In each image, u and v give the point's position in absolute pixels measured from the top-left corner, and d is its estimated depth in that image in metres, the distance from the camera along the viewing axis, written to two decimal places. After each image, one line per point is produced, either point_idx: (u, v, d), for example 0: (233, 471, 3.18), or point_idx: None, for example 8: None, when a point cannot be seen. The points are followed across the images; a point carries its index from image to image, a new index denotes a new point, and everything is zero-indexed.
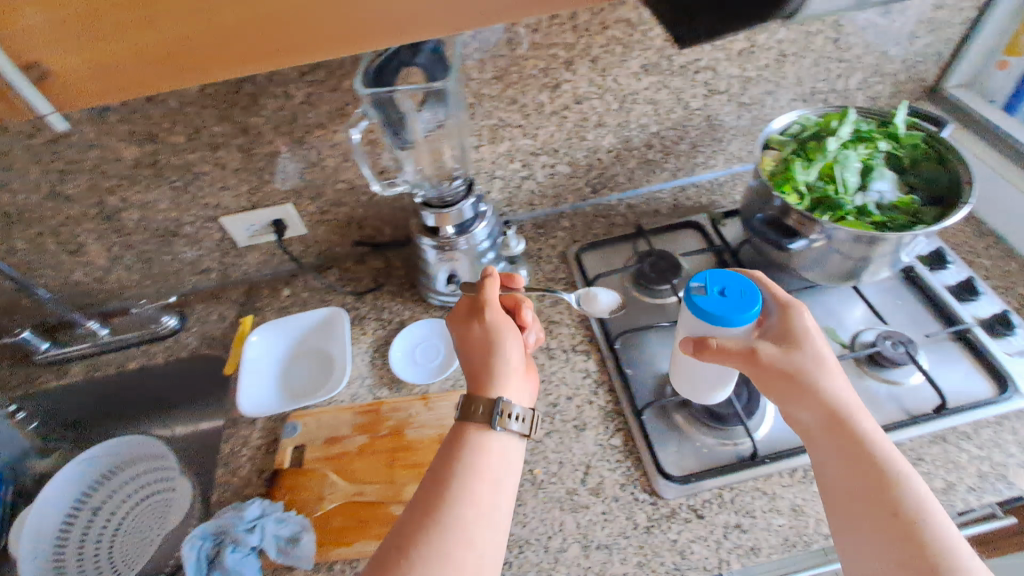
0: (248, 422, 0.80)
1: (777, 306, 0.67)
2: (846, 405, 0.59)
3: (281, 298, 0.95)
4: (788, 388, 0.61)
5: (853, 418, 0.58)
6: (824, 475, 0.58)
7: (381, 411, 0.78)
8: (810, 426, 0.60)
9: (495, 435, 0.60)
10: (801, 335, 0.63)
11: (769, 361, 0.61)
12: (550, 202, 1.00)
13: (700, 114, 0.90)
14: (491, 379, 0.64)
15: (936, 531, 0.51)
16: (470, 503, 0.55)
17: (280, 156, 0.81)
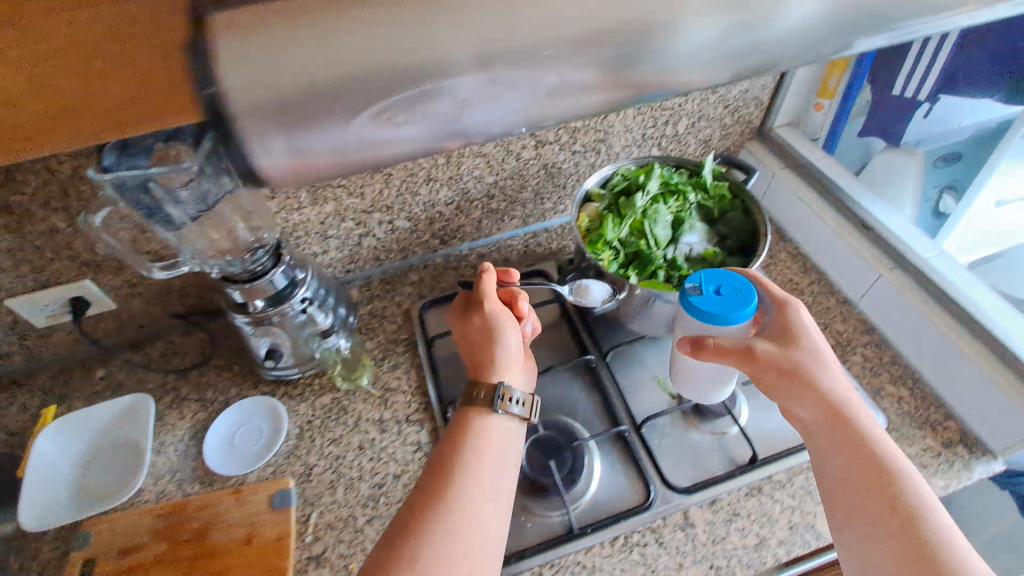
0: (34, 537, 0.70)
1: (773, 306, 0.70)
2: (843, 401, 0.62)
3: (93, 381, 0.86)
4: (784, 388, 0.64)
5: (849, 413, 0.62)
6: (828, 471, 0.61)
7: (187, 510, 0.70)
8: (811, 421, 0.63)
9: (501, 417, 0.64)
10: (792, 335, 0.66)
11: (767, 359, 0.64)
12: (397, 256, 0.95)
13: (536, 163, 0.89)
14: (503, 364, 0.69)
15: (932, 521, 0.54)
16: (470, 493, 0.56)
17: (61, 232, 0.72)
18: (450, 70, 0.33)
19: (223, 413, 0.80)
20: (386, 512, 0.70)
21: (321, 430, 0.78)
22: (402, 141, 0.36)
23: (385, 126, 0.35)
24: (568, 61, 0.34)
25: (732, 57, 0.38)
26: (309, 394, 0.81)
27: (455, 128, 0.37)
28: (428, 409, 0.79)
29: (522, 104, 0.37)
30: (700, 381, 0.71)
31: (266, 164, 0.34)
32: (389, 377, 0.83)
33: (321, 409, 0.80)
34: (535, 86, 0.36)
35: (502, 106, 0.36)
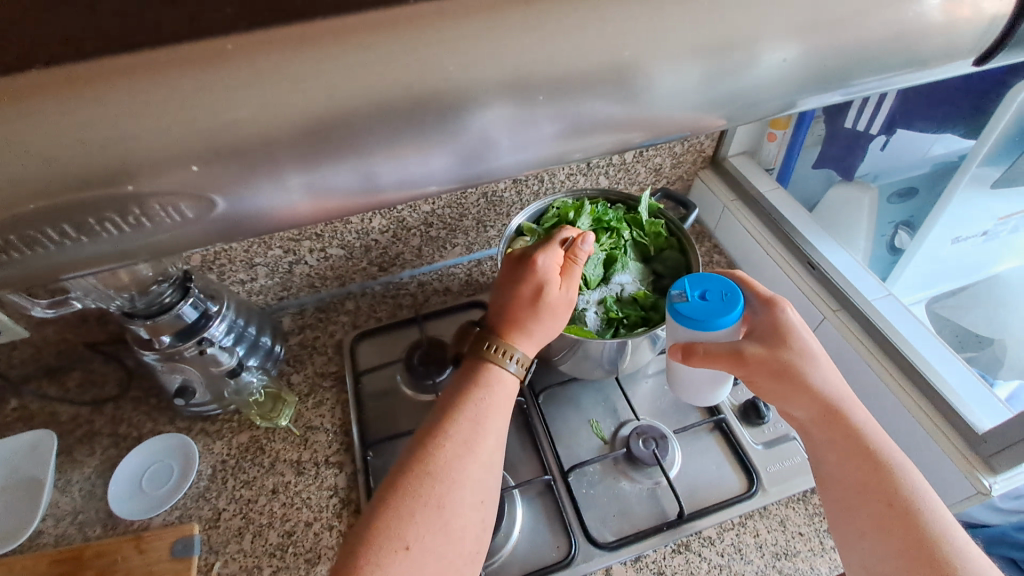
0: None
1: (761, 300, 0.64)
2: (838, 398, 0.58)
3: (5, 412, 0.82)
4: (778, 387, 0.60)
5: (844, 411, 0.57)
6: (826, 470, 0.58)
7: (81, 558, 0.65)
8: (806, 420, 0.59)
9: (508, 386, 0.58)
10: (786, 330, 0.61)
11: (760, 359, 0.59)
12: (333, 284, 0.91)
13: (475, 192, 0.86)
14: (538, 327, 0.61)
15: (930, 517, 0.51)
16: (470, 464, 0.52)
17: None
18: (477, 104, 0.27)
19: (131, 451, 0.75)
20: (292, 564, 0.65)
21: (234, 471, 0.73)
22: (422, 179, 0.31)
23: (406, 166, 0.29)
24: (588, 100, 0.29)
25: (718, 106, 0.32)
26: (226, 431, 0.77)
27: (484, 169, 0.31)
28: (348, 451, 0.74)
29: (550, 138, 0.31)
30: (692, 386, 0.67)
31: (274, 204, 0.29)
32: (312, 414, 0.78)
33: (236, 448, 0.75)
34: (565, 122, 0.30)
35: (527, 139, 0.30)
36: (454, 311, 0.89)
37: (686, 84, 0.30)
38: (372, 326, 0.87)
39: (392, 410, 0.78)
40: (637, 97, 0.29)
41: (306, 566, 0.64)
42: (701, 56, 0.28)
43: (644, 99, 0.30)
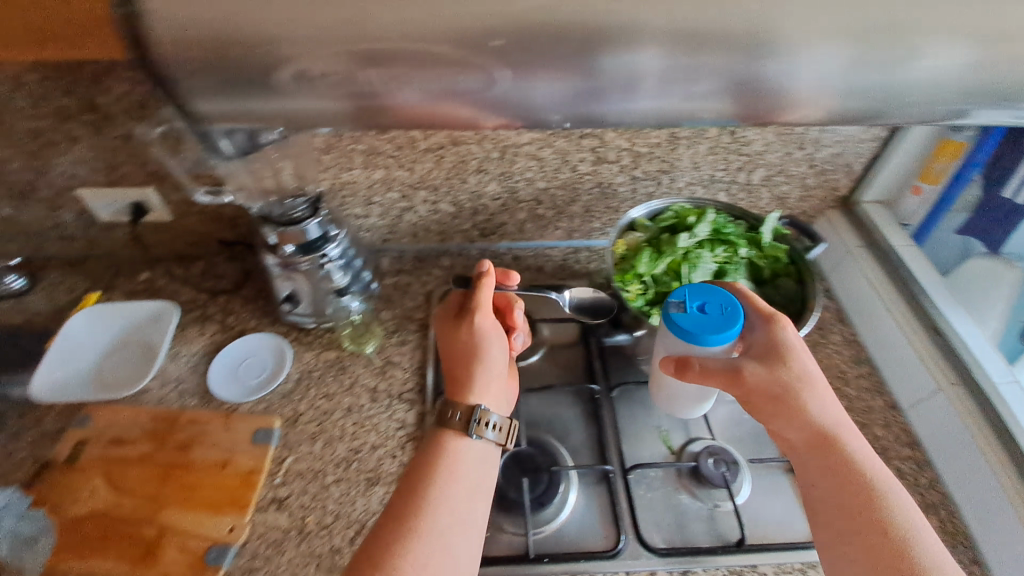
0: (47, 404, 0.75)
1: (759, 319, 0.64)
2: (829, 424, 0.58)
3: (136, 281, 0.92)
4: (772, 412, 0.59)
5: (834, 435, 0.57)
6: (814, 494, 0.56)
7: (177, 421, 0.73)
8: (796, 444, 0.59)
9: (468, 445, 0.60)
10: (782, 352, 0.61)
11: (752, 381, 0.59)
12: (435, 237, 0.95)
13: (591, 179, 0.86)
14: (479, 379, 0.64)
15: (918, 545, 0.50)
16: (449, 507, 0.55)
17: (136, 140, 0.77)
18: (637, 42, 0.37)
19: (233, 342, 0.82)
20: (354, 478, 0.69)
21: (317, 382, 0.78)
22: (545, 102, 0.40)
23: (543, 83, 0.39)
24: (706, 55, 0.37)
25: (856, 93, 0.40)
26: (316, 345, 0.83)
27: (599, 108, 0.41)
28: (421, 392, 0.77)
29: (677, 96, 0.40)
30: (677, 398, 0.70)
31: (412, 98, 0.40)
32: (394, 350, 0.82)
33: (323, 362, 0.80)
34: (713, 80, 0.39)
35: (638, 98, 0.40)
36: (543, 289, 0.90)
37: (833, 64, 0.38)
38: (463, 285, 0.90)
39: None
40: (777, 56, 0.38)
41: (365, 483, 0.68)
42: (851, 42, 0.37)
43: (794, 60, 0.38)
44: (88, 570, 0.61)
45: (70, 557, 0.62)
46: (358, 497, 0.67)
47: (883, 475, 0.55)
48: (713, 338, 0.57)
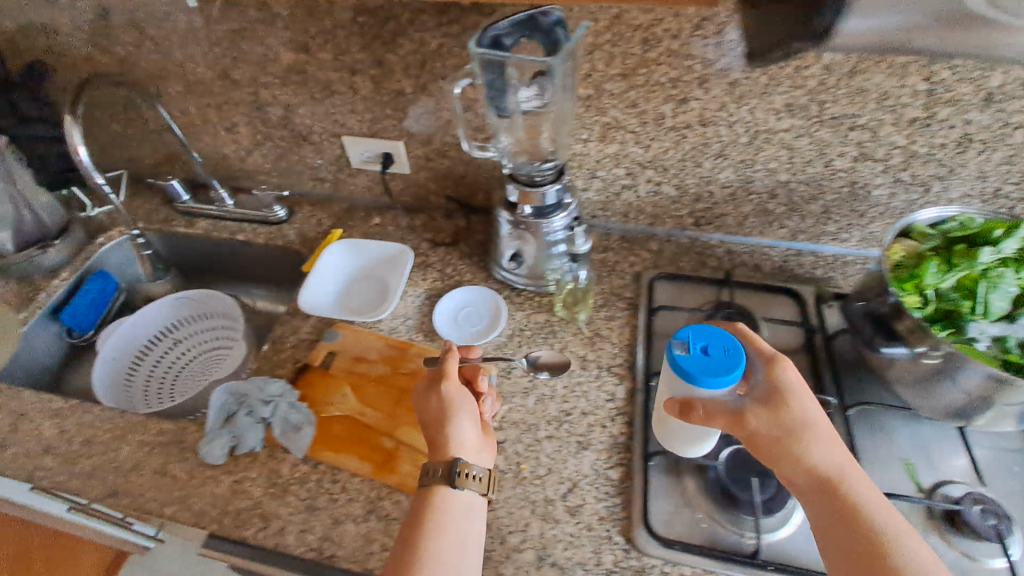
0: (303, 317, 0.87)
1: (760, 359, 0.63)
2: (838, 474, 0.55)
3: (370, 224, 1.02)
4: (789, 462, 0.57)
5: (836, 480, 0.55)
6: (828, 543, 0.53)
7: (409, 351, 0.80)
8: (804, 489, 0.56)
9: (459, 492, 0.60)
10: (783, 393, 0.60)
11: (766, 424, 0.58)
12: (646, 219, 0.93)
13: (844, 178, 0.79)
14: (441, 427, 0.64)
15: None
16: (433, 547, 0.56)
17: (405, 96, 0.84)
18: None
19: (457, 288, 0.88)
20: (565, 438, 0.71)
21: (528, 341, 0.82)
22: None
23: None
24: None
25: None
26: (528, 306, 0.86)
27: None
28: (629, 370, 0.77)
29: None
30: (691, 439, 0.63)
31: None
32: (602, 324, 0.83)
33: (534, 323, 0.84)
34: None
35: None
36: (760, 289, 0.84)
37: None
38: (672, 272, 0.88)
39: None
40: None
41: (576, 445, 0.70)
42: None
43: None
44: (341, 463, 0.70)
45: (327, 449, 0.71)
46: (570, 457, 0.69)
47: (836, 501, 0.54)
48: (711, 379, 0.57)
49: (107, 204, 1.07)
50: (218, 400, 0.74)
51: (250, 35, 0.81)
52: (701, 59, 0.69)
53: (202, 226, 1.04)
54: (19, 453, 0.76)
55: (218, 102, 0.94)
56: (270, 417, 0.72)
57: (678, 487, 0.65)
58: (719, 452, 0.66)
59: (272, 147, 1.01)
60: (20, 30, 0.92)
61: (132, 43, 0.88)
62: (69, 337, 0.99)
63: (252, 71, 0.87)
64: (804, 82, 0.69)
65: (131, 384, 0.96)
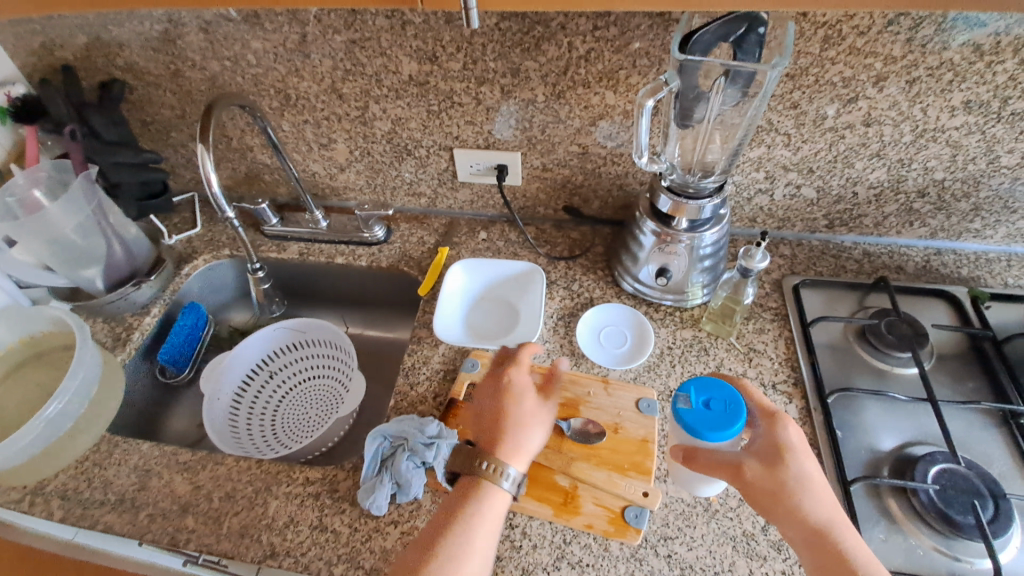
0: (431, 344, 0.81)
1: (759, 412, 0.61)
2: (823, 527, 0.55)
3: (477, 239, 0.96)
4: (791, 519, 0.56)
5: (826, 528, 0.55)
6: None
7: (558, 378, 0.75)
8: (796, 542, 0.56)
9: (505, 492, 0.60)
10: (788, 450, 0.58)
11: (758, 479, 0.57)
12: (774, 223, 0.89)
13: (1007, 174, 0.76)
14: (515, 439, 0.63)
15: None
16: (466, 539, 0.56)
17: (534, 105, 0.79)
18: None
19: (601, 308, 0.84)
20: None
21: (681, 360, 0.77)
22: None
23: None
24: None
25: None
26: (670, 322, 0.82)
27: None
28: (797, 385, 0.73)
29: None
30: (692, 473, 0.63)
31: None
32: (754, 338, 0.79)
33: (681, 341, 0.80)
34: None
35: None
36: (912, 292, 0.81)
37: None
38: (814, 278, 0.84)
39: (843, 365, 0.75)
40: None
41: None
42: None
43: None
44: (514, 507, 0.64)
45: None
46: None
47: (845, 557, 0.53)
48: (715, 434, 0.55)
49: (186, 232, 1.00)
50: (372, 444, 0.67)
51: (373, 46, 0.76)
52: (884, 56, 0.65)
53: (295, 250, 0.97)
54: (155, 513, 0.66)
55: (318, 118, 0.88)
56: (434, 460, 0.65)
57: (884, 512, 0.62)
58: (927, 472, 0.63)
59: (369, 163, 0.95)
60: (98, 46, 0.84)
61: (230, 58, 0.81)
62: (163, 377, 0.90)
63: (365, 84, 0.81)
64: (992, 78, 0.65)
65: (237, 425, 0.89)
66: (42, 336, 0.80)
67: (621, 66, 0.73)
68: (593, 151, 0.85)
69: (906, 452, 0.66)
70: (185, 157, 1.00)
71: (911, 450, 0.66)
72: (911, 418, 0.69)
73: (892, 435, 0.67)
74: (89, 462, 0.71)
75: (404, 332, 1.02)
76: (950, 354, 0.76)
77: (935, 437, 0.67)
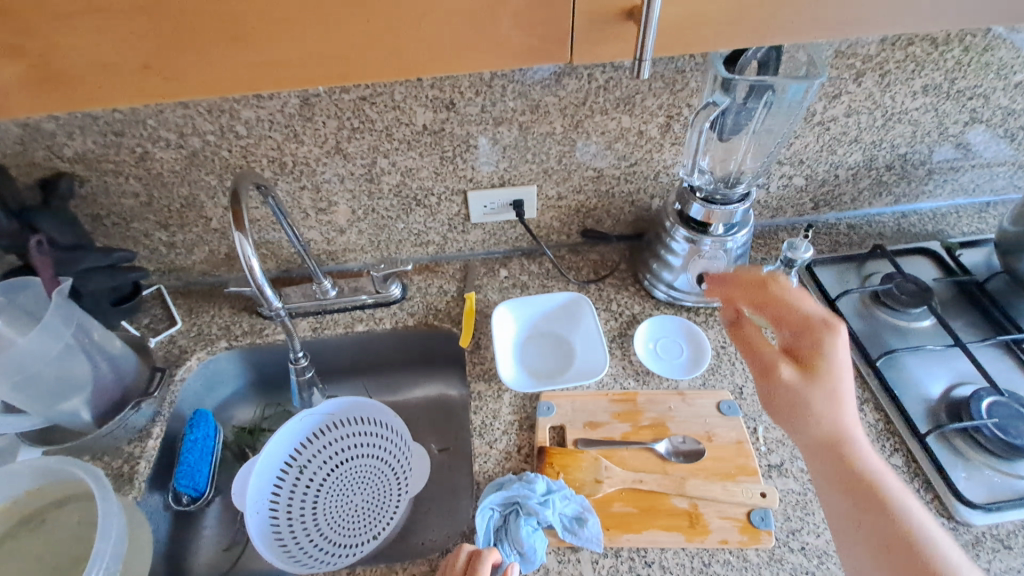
0: (496, 395, 0.77)
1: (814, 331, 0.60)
2: (835, 370, 0.58)
3: (499, 278, 0.93)
4: (785, 299, 0.63)
5: (908, 546, 0.50)
6: None
7: (637, 401, 0.75)
8: (861, 490, 0.54)
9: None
10: None
11: (802, 352, 0.59)
12: (769, 213, 0.96)
13: (952, 141, 0.89)
14: None
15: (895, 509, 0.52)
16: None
17: (553, 137, 0.80)
18: None
19: (646, 322, 0.85)
20: None
21: (738, 356, 0.80)
22: None
23: None
24: None
25: None
26: (713, 322, 0.85)
27: None
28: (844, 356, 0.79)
29: None
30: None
31: None
32: None
33: (731, 337, 0.83)
34: None
35: None
36: (900, 253, 0.91)
37: None
38: (820, 257, 0.91)
39: (872, 329, 0.82)
40: None
41: None
42: None
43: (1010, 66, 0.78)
44: (648, 543, 0.63)
45: (624, 530, 0.64)
46: None
47: None
48: None
49: (165, 330, 0.86)
50: (482, 518, 0.63)
51: (385, 99, 0.72)
52: (863, 56, 0.75)
53: (305, 326, 0.89)
54: None
55: (315, 181, 0.81)
56: (553, 519, 0.62)
57: (956, 455, 0.68)
58: (981, 408, 0.69)
59: (374, 221, 0.88)
60: (37, 136, 0.71)
61: (215, 132, 0.73)
62: (178, 505, 0.78)
63: (374, 140, 0.77)
64: (943, 64, 0.77)
65: (282, 537, 0.79)
66: (26, 499, 0.66)
67: (638, 90, 0.75)
68: (607, 174, 0.87)
69: (955, 395, 0.73)
70: (149, 246, 0.87)
71: (958, 393, 0.73)
72: (944, 364, 0.76)
73: (937, 382, 0.75)
74: None
75: (452, 383, 0.98)
76: (949, 300, 0.85)
77: (973, 376, 0.75)
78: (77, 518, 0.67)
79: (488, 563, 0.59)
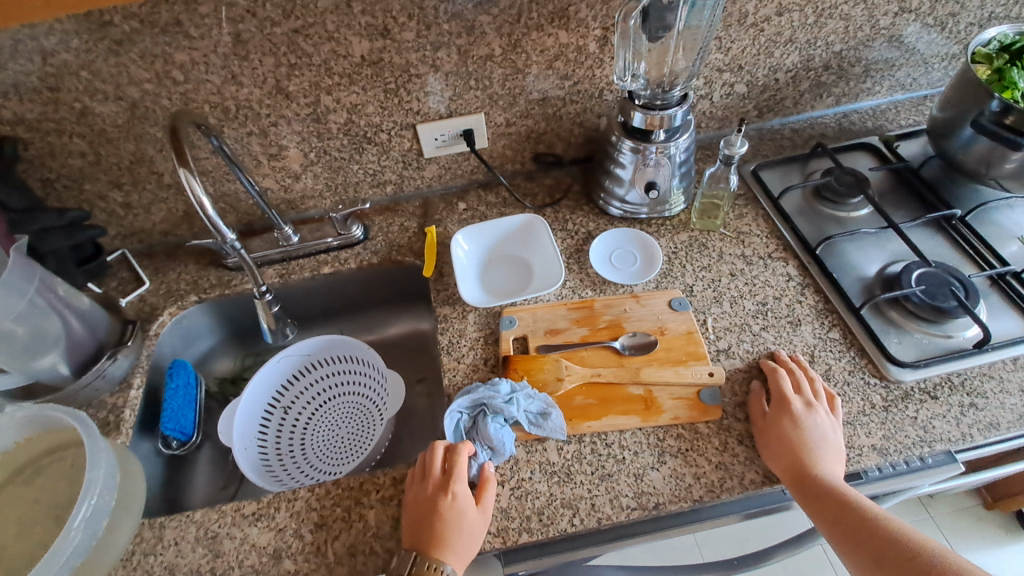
0: (459, 316, 0.81)
1: (778, 399, 0.66)
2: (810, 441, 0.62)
3: (458, 211, 0.95)
4: (780, 388, 0.67)
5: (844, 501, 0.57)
6: None
7: (594, 307, 0.79)
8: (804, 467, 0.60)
9: None
10: None
11: (774, 419, 0.65)
12: (716, 124, 0.99)
13: (885, 35, 0.91)
14: None
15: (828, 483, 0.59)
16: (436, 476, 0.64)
17: (492, 60, 0.81)
18: None
19: (599, 236, 0.89)
20: (777, 323, 0.76)
21: (688, 259, 0.84)
22: None
23: None
24: None
25: None
26: (665, 231, 0.88)
27: None
28: (787, 249, 0.83)
29: None
30: None
31: None
32: (739, 223, 0.87)
33: (682, 243, 0.86)
34: None
35: None
36: (841, 150, 0.95)
37: None
38: (765, 161, 0.94)
39: (815, 222, 0.86)
40: None
41: (790, 325, 0.75)
42: None
43: None
44: (609, 428, 0.68)
45: (586, 419, 0.68)
46: (793, 336, 0.74)
47: None
48: None
49: (134, 290, 0.88)
50: (451, 421, 0.68)
51: (319, 31, 0.72)
52: None
53: (273, 274, 0.90)
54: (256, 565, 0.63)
55: (262, 125, 0.82)
56: (518, 414, 0.67)
57: (889, 324, 0.73)
58: (911, 279, 0.74)
59: (328, 163, 0.89)
60: None
61: (152, 80, 0.73)
62: (168, 449, 0.81)
63: (314, 76, 0.77)
64: None
65: (272, 469, 0.84)
66: (19, 447, 0.70)
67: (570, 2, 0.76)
68: (551, 97, 0.88)
69: (887, 272, 0.78)
70: (107, 209, 0.88)
71: (891, 270, 0.78)
72: (877, 246, 0.81)
73: (872, 263, 0.79)
74: (140, 554, 0.65)
75: (424, 317, 1.01)
76: (886, 189, 0.89)
77: (906, 254, 0.80)
78: (70, 462, 0.70)
79: (466, 455, 0.64)
